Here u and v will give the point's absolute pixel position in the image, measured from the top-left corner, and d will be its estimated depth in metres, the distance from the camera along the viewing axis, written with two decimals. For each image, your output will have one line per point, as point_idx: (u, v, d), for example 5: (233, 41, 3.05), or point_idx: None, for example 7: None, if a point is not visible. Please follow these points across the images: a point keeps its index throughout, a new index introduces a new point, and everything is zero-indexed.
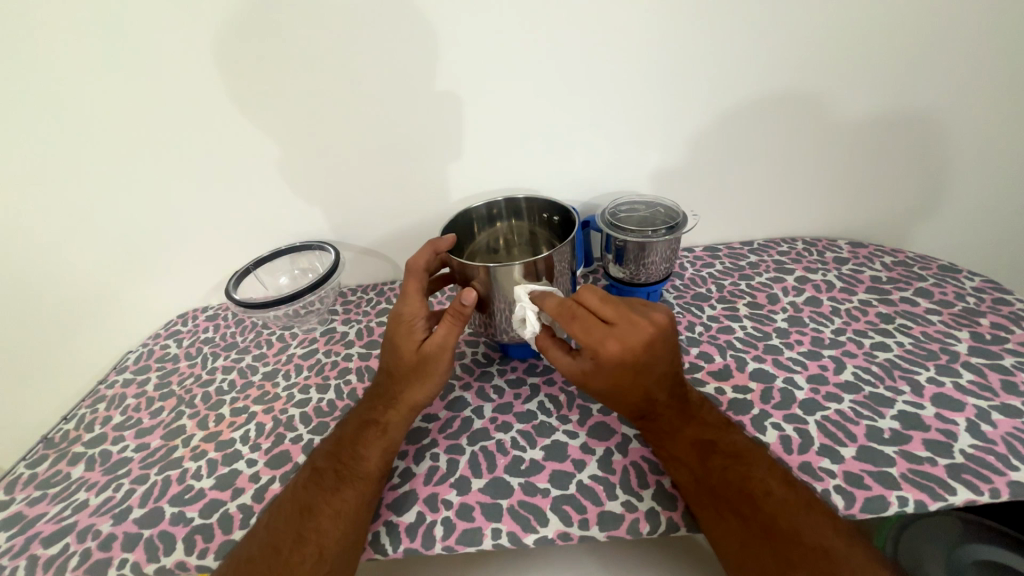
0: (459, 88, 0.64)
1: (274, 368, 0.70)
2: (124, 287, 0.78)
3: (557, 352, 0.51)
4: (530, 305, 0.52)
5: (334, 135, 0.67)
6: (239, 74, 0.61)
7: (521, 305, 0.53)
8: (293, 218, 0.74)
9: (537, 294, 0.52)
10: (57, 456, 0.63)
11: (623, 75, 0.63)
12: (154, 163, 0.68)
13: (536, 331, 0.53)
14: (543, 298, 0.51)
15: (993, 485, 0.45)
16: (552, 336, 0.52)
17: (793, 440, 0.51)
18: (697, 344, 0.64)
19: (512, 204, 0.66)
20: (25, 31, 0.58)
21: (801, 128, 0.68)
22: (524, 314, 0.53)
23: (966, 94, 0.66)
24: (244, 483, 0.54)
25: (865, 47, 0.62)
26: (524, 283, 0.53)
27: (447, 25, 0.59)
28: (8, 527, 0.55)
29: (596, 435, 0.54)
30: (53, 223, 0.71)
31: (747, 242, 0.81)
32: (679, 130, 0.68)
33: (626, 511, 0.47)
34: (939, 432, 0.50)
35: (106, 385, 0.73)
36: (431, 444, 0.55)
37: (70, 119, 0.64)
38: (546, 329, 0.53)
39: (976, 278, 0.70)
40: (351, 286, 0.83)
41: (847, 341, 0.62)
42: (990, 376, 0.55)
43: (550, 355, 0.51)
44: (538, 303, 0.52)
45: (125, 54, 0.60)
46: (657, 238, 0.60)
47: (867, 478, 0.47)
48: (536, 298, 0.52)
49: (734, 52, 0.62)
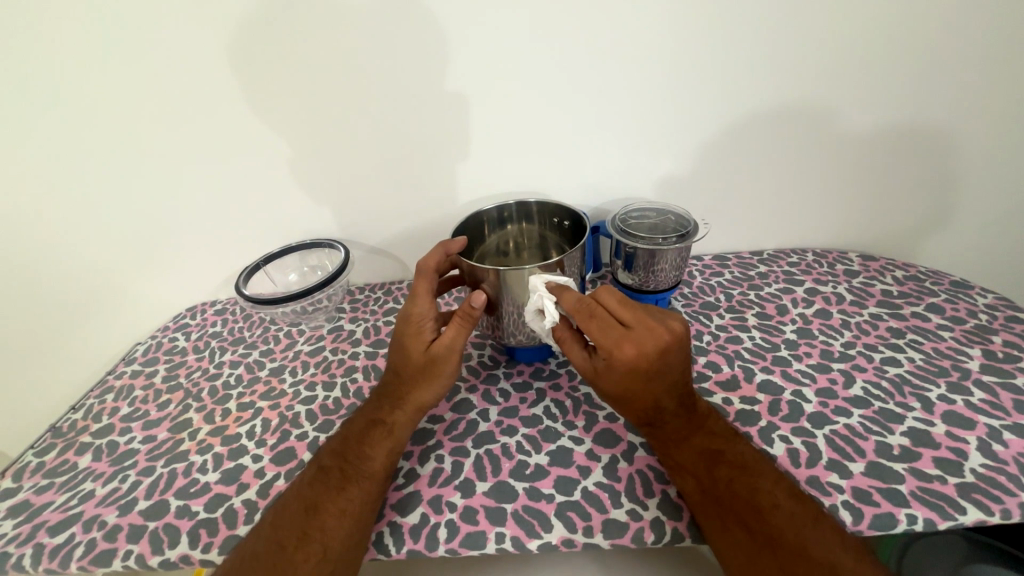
0: (468, 90, 0.64)
1: (281, 365, 0.70)
2: (132, 280, 0.78)
3: (573, 346, 0.51)
4: (547, 295, 0.51)
5: (343, 135, 0.67)
6: (248, 68, 0.61)
7: (538, 294, 0.51)
8: (302, 215, 0.74)
9: (554, 287, 0.51)
10: (64, 446, 0.64)
11: (634, 82, 0.63)
12: (165, 158, 0.68)
13: (555, 322, 0.52)
14: (561, 291, 0.50)
15: (1004, 506, 0.44)
16: (570, 329, 0.52)
17: (801, 453, 0.50)
18: (705, 353, 0.64)
19: (523, 207, 0.66)
20: (37, 20, 0.58)
21: (814, 139, 0.68)
22: (541, 304, 0.51)
23: (982, 108, 0.66)
24: (250, 479, 0.54)
25: (877, 61, 0.62)
26: (539, 273, 0.52)
27: (456, 26, 0.59)
28: (16, 514, 0.55)
29: (603, 442, 0.54)
30: (62, 215, 0.71)
31: (757, 252, 0.80)
32: (689, 138, 0.68)
33: (631, 519, 0.46)
34: (949, 450, 0.49)
35: (115, 376, 0.74)
36: (436, 446, 0.55)
37: (81, 109, 0.64)
38: (564, 321, 0.52)
39: (989, 295, 0.69)
40: (360, 284, 0.83)
41: (857, 354, 0.62)
42: (1002, 396, 0.54)
43: (566, 347, 0.51)
44: (556, 295, 0.51)
45: (135, 46, 0.60)
46: (668, 246, 0.60)
47: (875, 494, 0.46)
48: (555, 289, 0.51)
49: (745, 60, 0.62)
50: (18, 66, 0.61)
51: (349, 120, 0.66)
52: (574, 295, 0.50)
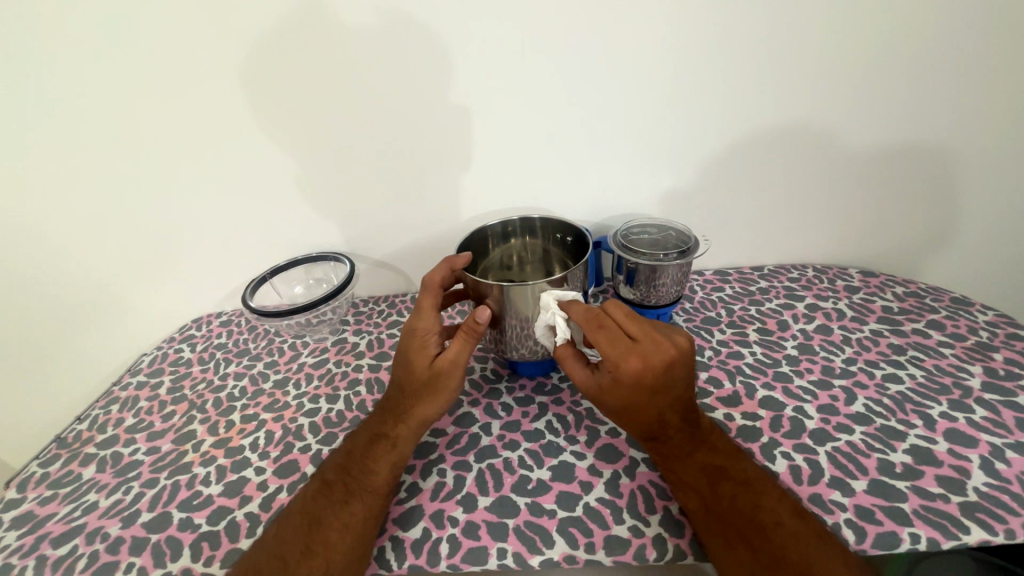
0: (471, 105, 0.65)
1: (284, 376, 0.71)
2: (137, 289, 0.79)
3: (573, 364, 0.52)
4: (559, 313, 0.52)
5: (346, 148, 0.68)
6: (254, 78, 0.63)
7: (551, 312, 0.52)
8: (307, 227, 0.75)
9: (565, 303, 0.52)
10: (69, 456, 0.64)
11: (634, 98, 0.65)
12: (171, 170, 0.69)
13: (563, 340, 0.53)
14: (571, 306, 0.51)
15: (1008, 525, 0.44)
16: (573, 349, 0.53)
17: (803, 471, 0.50)
18: (706, 368, 0.64)
19: (526, 222, 0.67)
20: (45, 33, 0.59)
21: (812, 158, 0.69)
22: (552, 321, 0.53)
23: (975, 127, 0.67)
24: (252, 492, 0.54)
25: (871, 79, 0.64)
26: (548, 288, 0.53)
27: (457, 42, 0.61)
28: (18, 526, 0.55)
29: (604, 457, 0.54)
30: (68, 225, 0.72)
31: (758, 267, 0.81)
32: (689, 154, 0.69)
33: (633, 536, 0.46)
34: (951, 469, 0.49)
35: (120, 387, 0.74)
36: (437, 460, 0.55)
37: (89, 120, 0.65)
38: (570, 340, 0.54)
39: (989, 312, 0.69)
40: (364, 297, 0.84)
41: (858, 371, 0.62)
42: (1004, 414, 0.54)
43: (566, 366, 0.53)
44: (566, 310, 0.52)
45: (140, 57, 0.61)
46: (669, 262, 0.61)
47: (878, 513, 0.46)
48: (565, 306, 0.52)
49: (740, 78, 0.63)
50: (25, 75, 0.62)
51: (352, 132, 0.67)
52: (583, 306, 0.51)
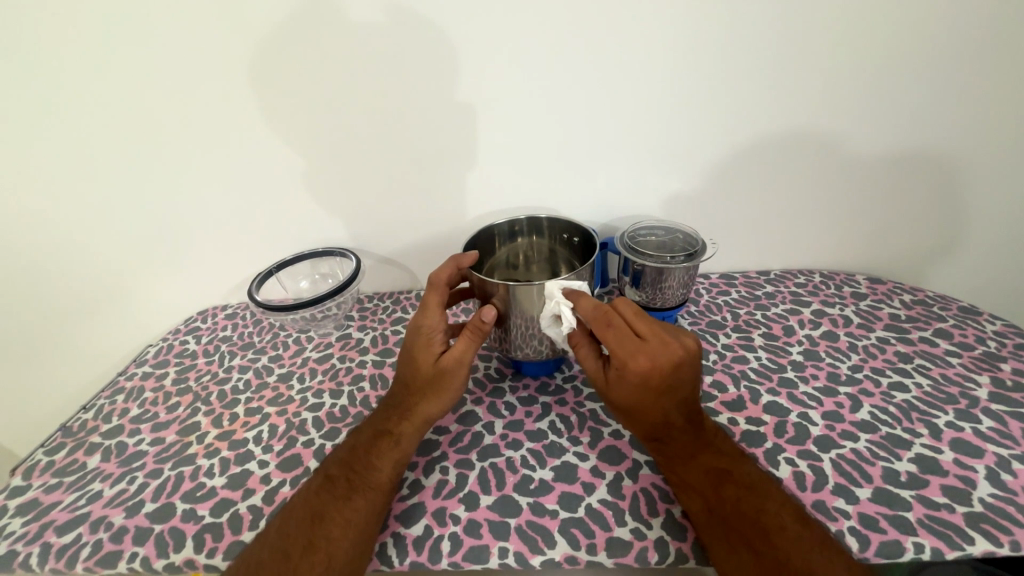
0: (481, 104, 0.65)
1: (289, 371, 0.71)
2: (142, 280, 0.79)
3: (587, 350, 0.53)
4: (564, 301, 0.52)
5: (353, 145, 0.68)
6: (262, 74, 0.63)
7: (555, 301, 0.52)
8: (313, 223, 0.75)
9: (571, 292, 0.52)
10: (74, 445, 0.64)
11: (644, 98, 0.64)
12: (180, 163, 0.69)
13: (573, 327, 0.53)
14: (579, 297, 0.52)
15: (1014, 537, 0.44)
16: (586, 334, 0.53)
17: (807, 477, 0.50)
18: (711, 372, 0.64)
19: (533, 222, 0.67)
20: (57, 24, 0.59)
21: (822, 163, 0.69)
22: (559, 311, 0.52)
23: (987, 135, 0.66)
24: (256, 484, 0.54)
25: (882, 86, 0.63)
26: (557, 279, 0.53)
27: (467, 42, 0.61)
28: (24, 513, 0.56)
29: (607, 459, 0.54)
30: (75, 216, 0.73)
31: (764, 272, 0.81)
32: (698, 157, 0.69)
33: (635, 538, 0.46)
34: (957, 479, 0.49)
35: (126, 377, 0.75)
36: (441, 457, 0.55)
37: (98, 111, 0.65)
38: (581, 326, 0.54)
39: (998, 321, 0.69)
40: (369, 293, 0.84)
41: (864, 379, 0.61)
42: (1011, 425, 0.54)
43: (580, 351, 0.53)
44: (573, 301, 0.52)
45: (150, 49, 0.61)
46: (676, 264, 0.61)
47: (882, 521, 0.46)
48: (571, 295, 0.52)
49: (750, 83, 0.63)
50: (36, 65, 0.62)
51: (359, 129, 0.67)
52: (591, 302, 0.51)
